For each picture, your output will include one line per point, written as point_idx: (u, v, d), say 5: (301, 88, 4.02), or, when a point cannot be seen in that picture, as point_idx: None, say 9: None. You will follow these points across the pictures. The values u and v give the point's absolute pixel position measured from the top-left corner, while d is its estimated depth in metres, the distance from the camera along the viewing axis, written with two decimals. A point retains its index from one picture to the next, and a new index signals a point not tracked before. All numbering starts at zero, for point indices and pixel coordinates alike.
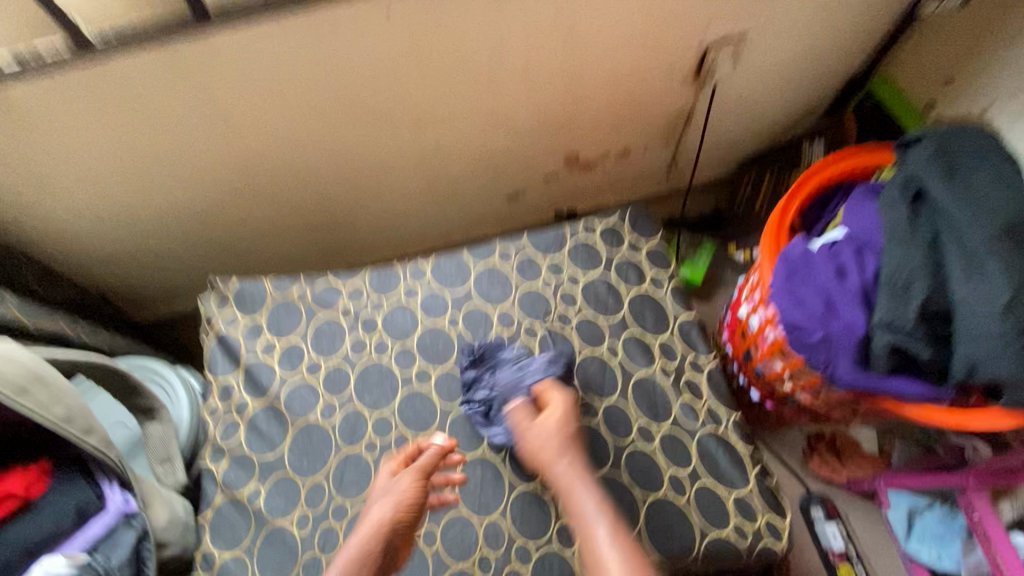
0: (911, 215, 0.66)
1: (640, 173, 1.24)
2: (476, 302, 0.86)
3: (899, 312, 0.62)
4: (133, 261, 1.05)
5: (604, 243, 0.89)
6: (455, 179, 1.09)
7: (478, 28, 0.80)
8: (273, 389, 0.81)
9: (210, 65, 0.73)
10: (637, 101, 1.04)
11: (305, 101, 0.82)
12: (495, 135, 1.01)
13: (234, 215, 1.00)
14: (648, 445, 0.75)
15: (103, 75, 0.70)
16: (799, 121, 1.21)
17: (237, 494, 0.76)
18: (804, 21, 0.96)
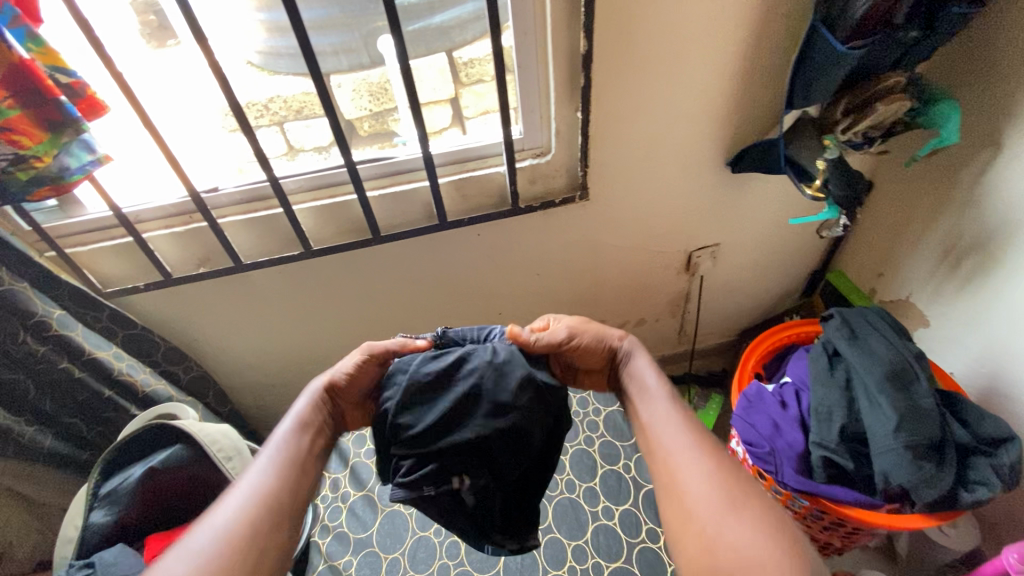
0: (830, 365, 0.95)
1: (655, 337, 1.58)
2: None
3: (826, 433, 0.88)
4: (273, 387, 1.42)
5: None
6: (511, 336, 1.46)
7: (534, 242, 1.23)
8: (371, 483, 1.09)
9: (367, 262, 1.18)
10: (648, 287, 1.42)
11: (418, 283, 1.26)
12: (542, 305, 1.40)
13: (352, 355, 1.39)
14: (655, 544, 0.96)
15: (306, 269, 1.15)
16: (779, 301, 1.55)
17: (335, 563, 0.99)
18: (767, 236, 1.34)
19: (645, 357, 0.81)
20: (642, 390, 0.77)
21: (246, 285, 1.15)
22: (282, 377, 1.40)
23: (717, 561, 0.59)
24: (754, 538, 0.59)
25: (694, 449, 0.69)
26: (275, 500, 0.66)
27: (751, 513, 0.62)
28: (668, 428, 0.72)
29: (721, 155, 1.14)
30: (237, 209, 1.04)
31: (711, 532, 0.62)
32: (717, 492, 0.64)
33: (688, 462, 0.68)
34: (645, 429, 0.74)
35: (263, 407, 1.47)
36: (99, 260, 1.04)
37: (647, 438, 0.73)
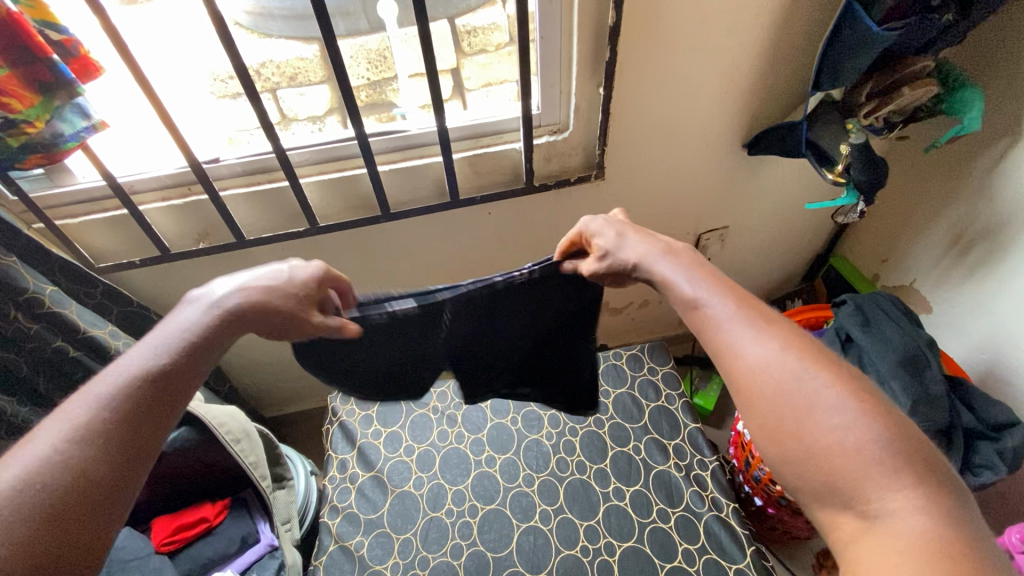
0: (843, 352, 0.96)
1: (657, 319, 1.58)
2: (531, 406, 1.15)
3: None
4: (272, 366, 1.39)
5: (629, 367, 1.19)
6: None
7: (545, 222, 1.20)
8: (379, 464, 1.08)
9: (372, 240, 1.14)
10: None
11: (424, 262, 1.22)
12: None
13: None
14: (666, 524, 0.97)
15: (310, 246, 1.11)
16: (781, 284, 1.56)
17: (346, 543, 0.97)
18: (775, 221, 1.34)
19: (675, 260, 0.68)
20: (673, 283, 0.65)
21: (246, 261, 1.10)
22: (281, 356, 1.36)
23: (798, 451, 0.51)
24: (848, 426, 0.49)
25: (754, 334, 0.57)
26: (60, 484, 0.47)
27: (844, 394, 0.51)
28: (721, 311, 0.60)
29: (738, 137, 1.12)
30: (239, 182, 0.99)
31: (802, 424, 0.51)
32: (808, 376, 0.53)
33: (752, 352, 0.56)
34: (698, 325, 0.62)
35: (262, 386, 1.44)
36: (91, 232, 0.98)
37: (701, 330, 0.62)
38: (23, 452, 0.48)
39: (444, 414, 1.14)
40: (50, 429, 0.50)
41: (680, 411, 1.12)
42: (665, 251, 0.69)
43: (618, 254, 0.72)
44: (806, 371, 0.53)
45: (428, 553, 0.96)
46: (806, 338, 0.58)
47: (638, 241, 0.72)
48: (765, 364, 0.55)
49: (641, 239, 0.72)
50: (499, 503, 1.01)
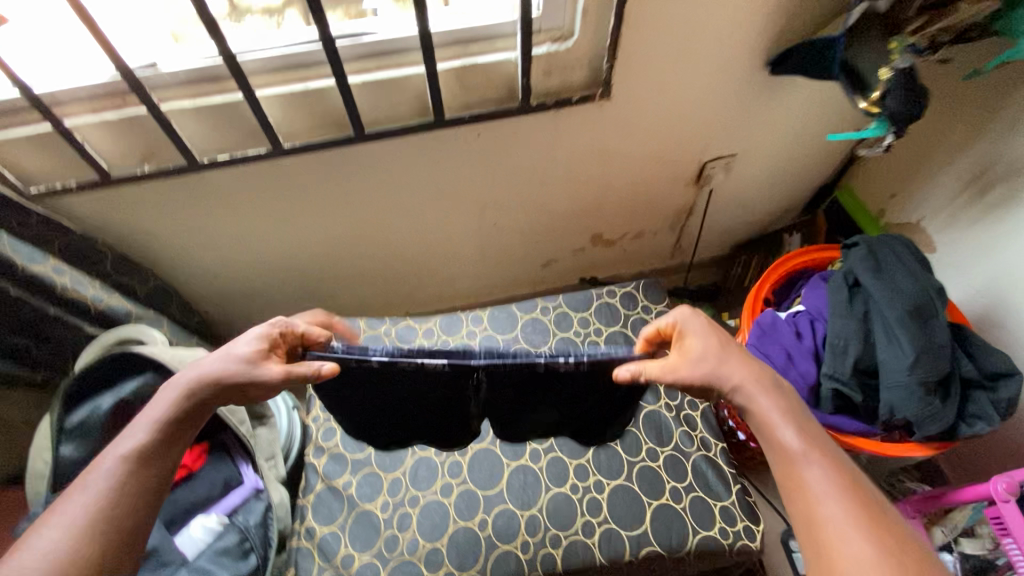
0: (850, 297, 0.92)
1: (650, 251, 1.52)
2: (521, 343, 1.11)
3: (839, 366, 0.88)
4: (244, 298, 1.30)
5: (623, 306, 1.15)
6: (505, 247, 1.36)
7: (540, 147, 1.08)
8: None
9: (346, 164, 1.01)
10: (653, 199, 1.32)
11: (405, 190, 1.11)
12: (540, 217, 1.29)
13: (331, 266, 1.27)
14: (654, 462, 0.98)
15: (276, 170, 0.98)
16: (780, 216, 1.49)
17: (333, 482, 0.97)
18: (786, 149, 1.24)
19: (767, 392, 0.65)
20: (756, 409, 0.65)
21: (204, 187, 0.97)
22: (252, 287, 1.27)
23: None
24: None
25: (831, 486, 0.58)
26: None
27: None
28: (799, 453, 0.61)
29: (763, 52, 0.99)
30: (185, 92, 0.83)
31: None
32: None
33: (829, 507, 0.57)
34: (775, 461, 0.63)
35: (234, 317, 1.36)
36: (11, 149, 0.83)
37: (781, 469, 0.62)
38: (44, 531, 0.55)
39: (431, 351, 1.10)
40: (61, 513, 0.56)
41: None
42: (754, 375, 0.67)
43: (699, 368, 0.67)
44: (881, 536, 0.54)
45: (417, 492, 0.96)
46: (921, 545, 0.55)
47: (710, 347, 0.69)
48: (841, 525, 0.56)
49: (724, 352, 0.69)
50: (488, 443, 1.00)
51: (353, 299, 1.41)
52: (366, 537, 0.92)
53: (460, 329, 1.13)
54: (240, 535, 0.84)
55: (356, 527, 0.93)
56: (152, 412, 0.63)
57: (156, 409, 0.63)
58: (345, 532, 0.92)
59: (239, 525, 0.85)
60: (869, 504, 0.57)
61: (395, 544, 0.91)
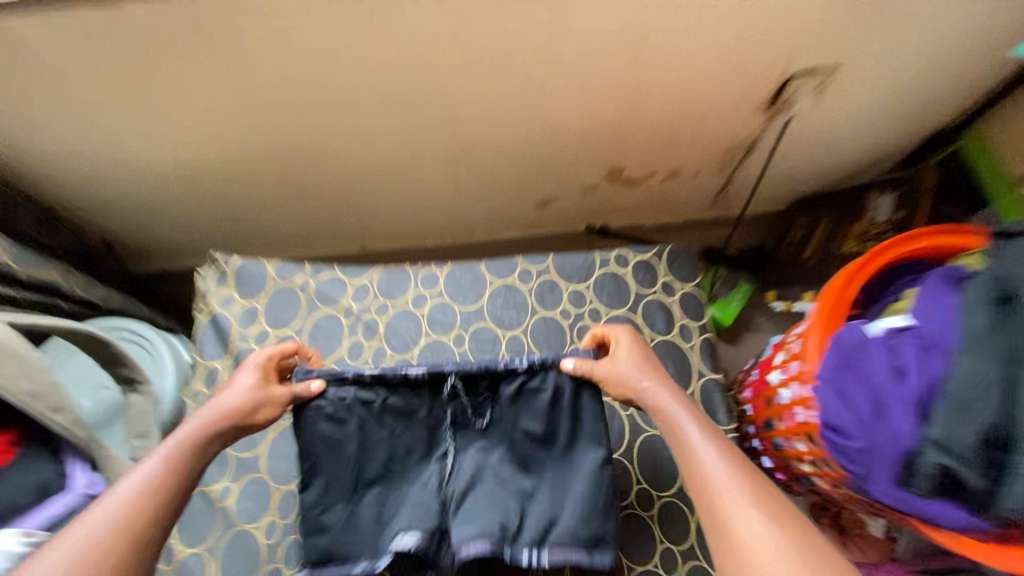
0: (1003, 318, 0.52)
1: (684, 196, 1.15)
2: (486, 320, 0.80)
3: (959, 434, 0.50)
4: (146, 208, 1.01)
5: (636, 281, 0.81)
6: (487, 175, 1.01)
7: (534, 25, 0.70)
8: None
9: (229, 23, 0.66)
10: (696, 125, 0.94)
11: (332, 78, 0.75)
12: (536, 137, 0.93)
13: (250, 179, 0.95)
14: (647, 512, 0.70)
15: (114, 19, 0.64)
16: (870, 167, 1.09)
17: (206, 489, 0.70)
18: (905, 64, 0.83)
19: (667, 388, 0.62)
20: (660, 410, 0.60)
21: (4, 40, 0.65)
22: (150, 195, 0.98)
23: None
24: None
25: (730, 476, 0.52)
26: None
27: None
28: (701, 447, 0.55)
29: None
30: None
31: None
32: None
33: (730, 497, 0.51)
34: (685, 464, 0.56)
35: (142, 232, 1.07)
36: None
37: (687, 473, 0.55)
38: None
39: (362, 318, 0.80)
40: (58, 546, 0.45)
41: (697, 353, 0.77)
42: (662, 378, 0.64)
43: (617, 367, 0.64)
44: (780, 518, 0.49)
45: None
46: None
47: (636, 347, 0.67)
48: (748, 521, 0.49)
49: (642, 358, 0.65)
50: None
51: (292, 225, 1.11)
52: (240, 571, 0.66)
53: (406, 291, 0.82)
54: None
55: (228, 556, 0.67)
56: (174, 440, 0.55)
57: (178, 435, 0.56)
58: (215, 560, 0.67)
59: None
60: (777, 512, 0.50)
61: None
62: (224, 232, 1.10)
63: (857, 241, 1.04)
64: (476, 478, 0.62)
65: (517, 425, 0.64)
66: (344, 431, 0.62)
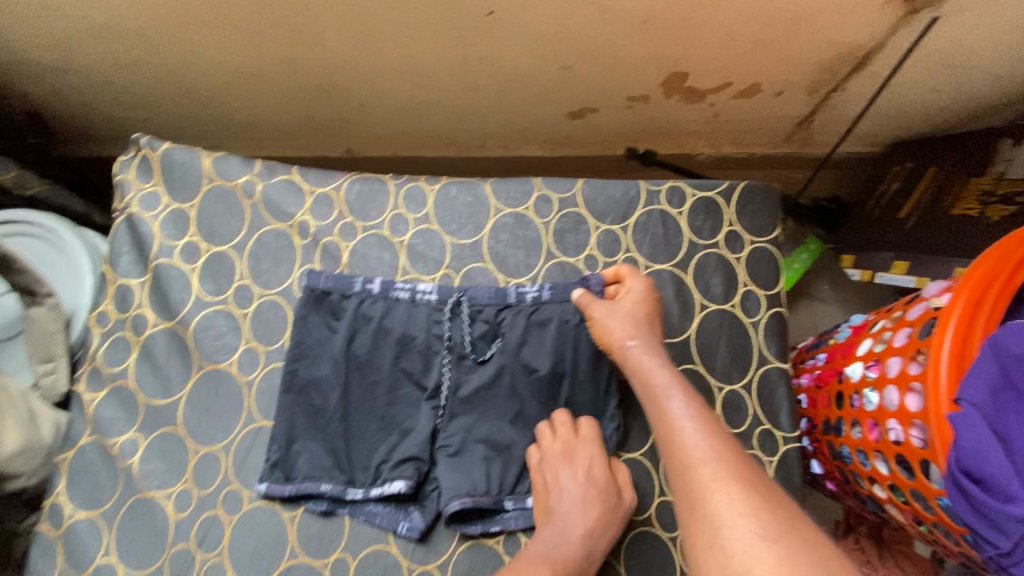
0: None
1: (755, 121, 0.90)
2: (484, 261, 0.60)
3: None
4: (71, 73, 0.79)
5: (691, 227, 0.60)
6: (507, 69, 0.78)
7: None
8: (184, 312, 0.58)
9: None
10: (799, 18, 0.68)
11: None
12: (577, 14, 0.67)
13: (199, 43, 0.73)
14: (668, 533, 0.53)
15: None
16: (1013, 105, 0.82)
17: (107, 441, 0.55)
18: None
19: (658, 352, 0.51)
20: (643, 374, 0.49)
21: None
22: (74, 57, 0.76)
23: None
24: None
25: (707, 445, 0.41)
26: None
27: None
28: (683, 415, 0.44)
29: None
30: None
31: None
32: None
33: (709, 467, 0.40)
34: (661, 435, 0.45)
35: (73, 106, 0.86)
36: None
37: (663, 442, 0.44)
38: None
39: (321, 241, 0.60)
40: None
41: (760, 333, 0.58)
42: (652, 338, 0.52)
43: (609, 316, 0.53)
44: (771, 501, 0.38)
45: (241, 488, 0.54)
46: None
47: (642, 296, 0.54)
48: (728, 498, 0.38)
49: (645, 318, 0.53)
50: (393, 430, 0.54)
51: (262, 116, 0.89)
52: (141, 548, 0.53)
53: (383, 212, 0.62)
54: None
55: (128, 526, 0.53)
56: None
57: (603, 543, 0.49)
58: (111, 530, 0.54)
59: None
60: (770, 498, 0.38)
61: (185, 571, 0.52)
62: (176, 113, 0.88)
63: (975, 202, 0.76)
64: (473, 413, 0.55)
65: (520, 354, 0.55)
66: (335, 350, 0.55)
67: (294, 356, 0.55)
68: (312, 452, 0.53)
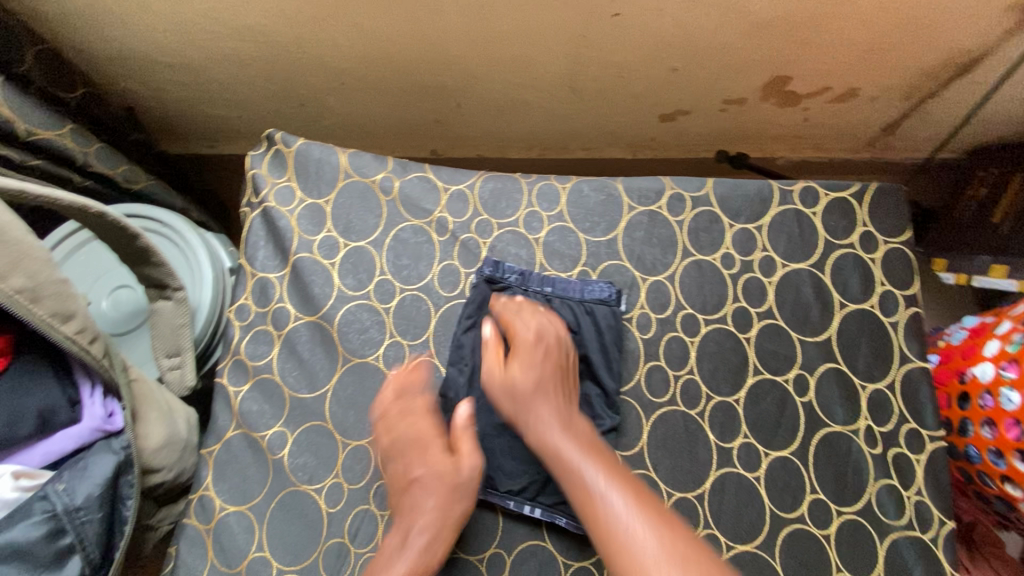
0: None
1: (842, 126, 0.91)
2: (621, 258, 0.61)
3: None
4: (174, 69, 0.79)
5: (826, 226, 0.61)
6: (612, 72, 0.78)
7: None
8: (326, 307, 0.58)
9: None
10: (916, 25, 0.69)
11: None
12: (700, 17, 0.68)
13: (315, 42, 0.74)
14: (821, 530, 0.53)
15: None
16: None
17: (256, 434, 0.55)
18: None
19: (562, 409, 0.50)
20: (541, 427, 0.49)
21: None
22: (184, 55, 0.76)
23: None
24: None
25: (631, 507, 0.42)
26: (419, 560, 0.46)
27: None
28: (581, 455, 0.46)
29: None
30: None
31: None
32: None
33: (618, 504, 0.42)
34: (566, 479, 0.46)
35: (169, 102, 0.86)
36: None
37: (579, 505, 0.44)
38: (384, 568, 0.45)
39: (459, 237, 0.61)
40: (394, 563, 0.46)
41: (901, 332, 0.58)
42: (558, 390, 0.52)
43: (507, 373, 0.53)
44: (694, 555, 0.39)
45: None
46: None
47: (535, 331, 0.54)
48: (638, 530, 0.40)
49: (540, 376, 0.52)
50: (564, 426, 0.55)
51: (355, 115, 0.90)
52: (295, 541, 0.52)
53: (517, 209, 0.62)
54: (53, 523, 0.44)
55: (281, 520, 0.53)
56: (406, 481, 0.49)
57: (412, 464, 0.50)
58: (263, 524, 0.53)
59: (53, 506, 0.45)
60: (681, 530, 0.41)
61: (342, 565, 0.52)
62: (269, 110, 0.88)
63: None
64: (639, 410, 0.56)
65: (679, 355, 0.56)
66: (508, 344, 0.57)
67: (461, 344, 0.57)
68: (506, 447, 0.54)
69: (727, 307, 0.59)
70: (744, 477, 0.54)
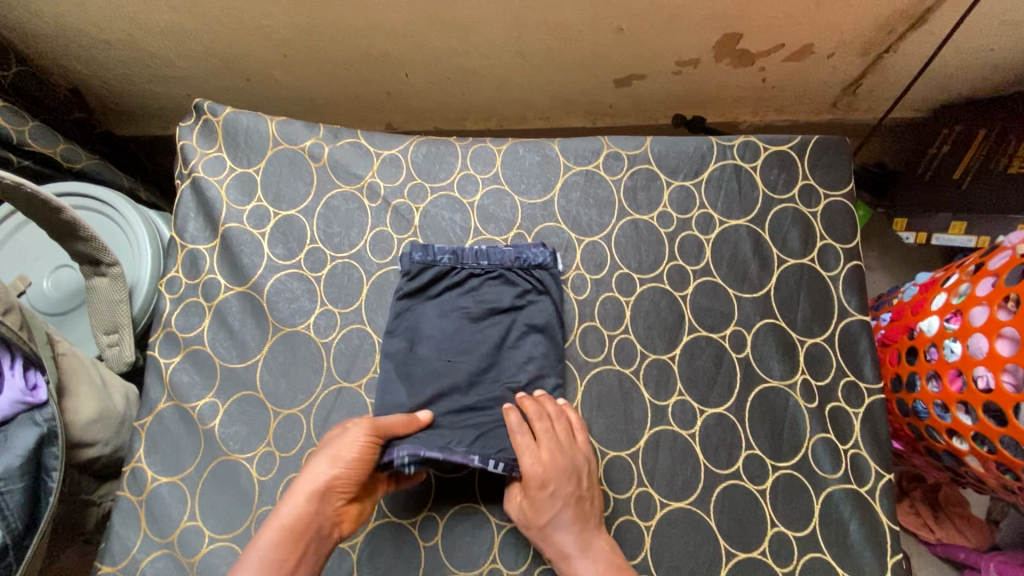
0: None
1: (802, 86, 0.89)
2: (557, 220, 0.60)
3: None
4: (111, 44, 0.77)
5: (764, 180, 0.60)
6: (558, 34, 0.77)
7: None
8: (257, 276, 0.58)
9: None
10: None
11: None
12: None
13: (249, 12, 0.72)
14: (756, 485, 0.52)
15: None
16: None
17: (187, 406, 0.55)
18: None
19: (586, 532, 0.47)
20: (567, 558, 0.46)
21: None
22: (117, 30, 0.75)
23: None
24: None
25: None
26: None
27: None
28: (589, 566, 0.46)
29: None
30: None
31: None
32: None
33: None
34: None
35: (112, 81, 0.85)
36: None
37: None
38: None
39: (391, 203, 0.60)
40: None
41: (840, 286, 0.57)
42: (579, 510, 0.47)
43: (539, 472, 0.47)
44: None
45: None
46: None
47: (544, 465, 0.47)
48: None
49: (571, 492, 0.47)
50: None
51: (305, 90, 0.88)
52: (226, 509, 0.52)
53: (451, 172, 0.61)
54: None
55: (212, 489, 0.53)
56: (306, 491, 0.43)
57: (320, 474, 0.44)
58: (194, 494, 0.53)
59: None
60: None
61: None
62: (216, 86, 0.87)
63: None
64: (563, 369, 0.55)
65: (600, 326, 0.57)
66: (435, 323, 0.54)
67: (399, 326, 0.55)
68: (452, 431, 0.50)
69: (664, 266, 0.58)
70: (682, 435, 0.53)
